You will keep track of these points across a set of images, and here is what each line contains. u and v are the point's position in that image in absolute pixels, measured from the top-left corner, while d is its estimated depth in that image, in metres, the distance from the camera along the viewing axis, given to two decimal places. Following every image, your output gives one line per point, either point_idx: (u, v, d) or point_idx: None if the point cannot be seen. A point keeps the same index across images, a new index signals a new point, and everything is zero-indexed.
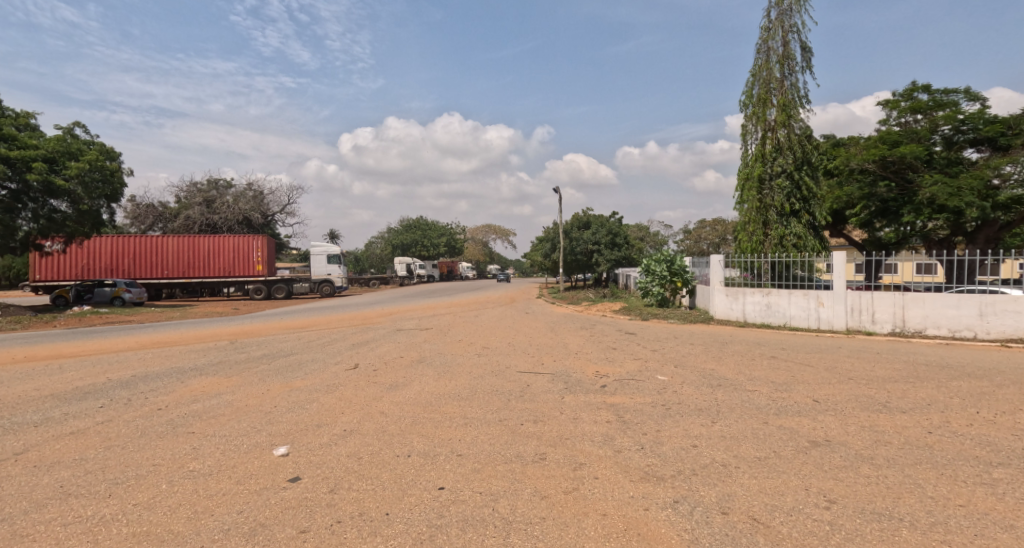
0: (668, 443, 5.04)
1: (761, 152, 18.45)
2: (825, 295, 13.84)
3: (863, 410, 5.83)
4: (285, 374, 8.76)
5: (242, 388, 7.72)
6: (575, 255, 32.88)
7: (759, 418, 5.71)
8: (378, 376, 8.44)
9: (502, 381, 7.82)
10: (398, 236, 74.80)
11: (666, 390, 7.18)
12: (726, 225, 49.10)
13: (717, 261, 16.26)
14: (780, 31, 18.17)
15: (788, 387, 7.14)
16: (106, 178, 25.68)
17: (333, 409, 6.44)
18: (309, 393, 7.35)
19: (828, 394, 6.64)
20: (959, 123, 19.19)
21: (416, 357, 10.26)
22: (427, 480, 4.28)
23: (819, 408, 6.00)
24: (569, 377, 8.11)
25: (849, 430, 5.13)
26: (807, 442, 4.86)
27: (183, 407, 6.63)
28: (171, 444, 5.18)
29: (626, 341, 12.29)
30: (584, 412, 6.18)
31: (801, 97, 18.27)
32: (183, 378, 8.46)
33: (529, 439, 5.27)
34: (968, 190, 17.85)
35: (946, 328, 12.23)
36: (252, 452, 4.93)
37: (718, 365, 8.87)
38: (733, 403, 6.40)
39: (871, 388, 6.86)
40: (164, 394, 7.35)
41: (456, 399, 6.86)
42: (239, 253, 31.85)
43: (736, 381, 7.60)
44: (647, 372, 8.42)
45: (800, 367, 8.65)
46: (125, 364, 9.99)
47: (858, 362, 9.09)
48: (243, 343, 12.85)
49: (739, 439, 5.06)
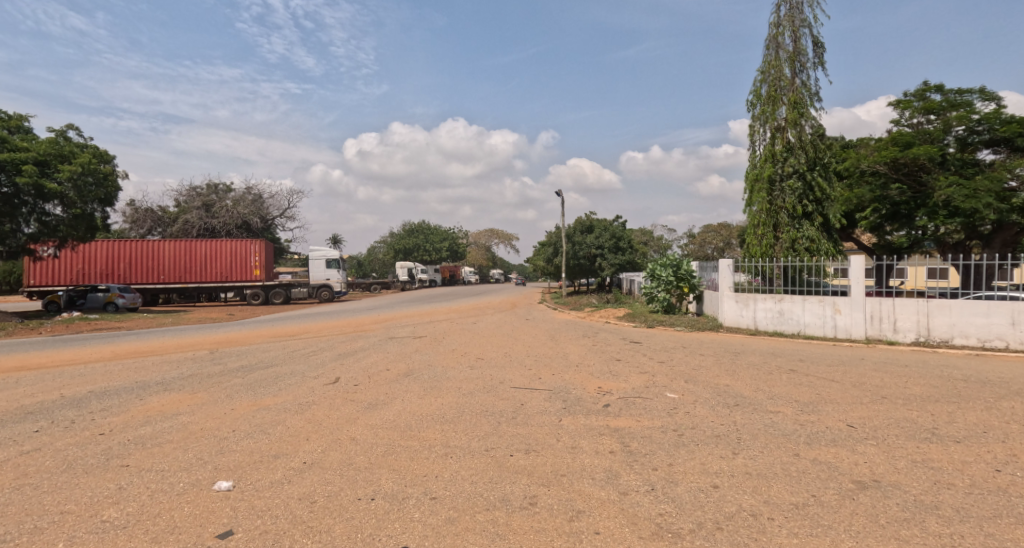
0: (684, 482, 4.22)
1: (771, 152, 17.63)
2: (841, 302, 12.99)
3: (909, 439, 5.00)
4: (257, 390, 7.98)
5: (204, 407, 6.94)
6: (578, 259, 32.00)
7: (789, 449, 4.89)
8: (357, 393, 7.62)
9: (493, 400, 7.00)
10: (400, 241, 74.05)
11: (677, 411, 6.36)
12: (731, 229, 48.38)
13: (726, 265, 15.41)
14: (790, 27, 17.39)
15: (816, 408, 6.29)
16: (100, 182, 24.92)
17: (296, 435, 5.64)
18: (276, 414, 6.54)
19: (864, 417, 5.82)
20: (974, 124, 18.37)
21: (403, 370, 9.41)
22: (388, 537, 3.48)
23: (858, 436, 5.16)
24: (568, 394, 7.29)
25: (899, 467, 4.30)
26: (852, 483, 4.04)
27: (128, 432, 5.86)
28: (95, 482, 4.39)
29: (632, 350, 11.53)
30: (584, 439, 5.38)
31: (813, 96, 17.45)
32: (143, 395, 7.69)
33: (518, 476, 4.45)
34: (984, 191, 17.01)
35: (975, 337, 11.38)
36: (185, 494, 4.14)
37: (733, 380, 8.05)
38: (754, 428, 5.59)
39: (912, 410, 6.02)
40: (115, 415, 6.60)
41: (440, 421, 6.08)
42: (237, 257, 31.10)
43: (756, 400, 6.75)
44: (655, 389, 7.58)
45: (825, 382, 7.83)
46: (89, 377, 9.24)
47: (888, 376, 8.27)
48: (222, 353, 12.04)
49: (769, 478, 4.23)
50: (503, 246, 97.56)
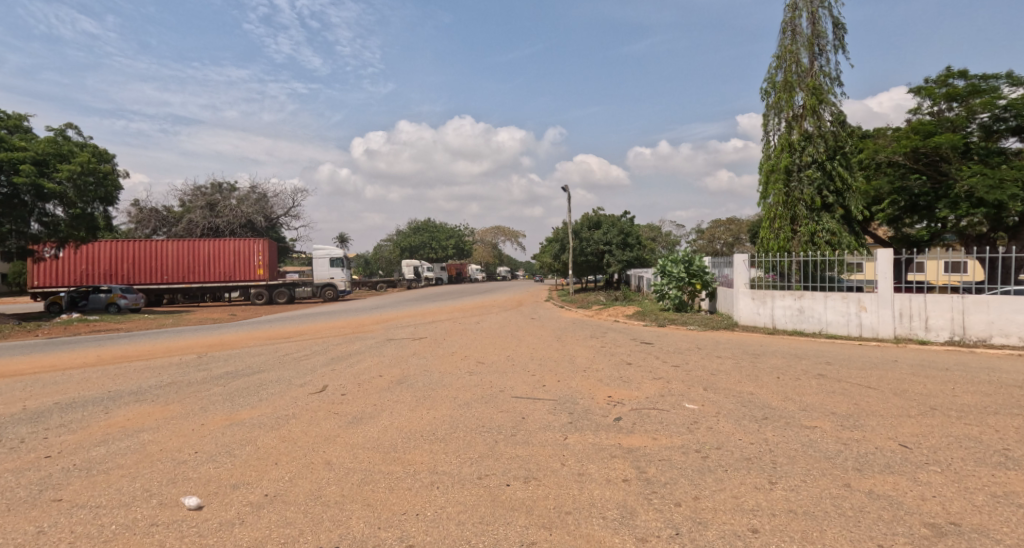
0: (716, 524, 3.49)
1: (787, 142, 16.76)
2: (867, 298, 12.12)
3: (979, 464, 4.33)
4: (236, 401, 7.26)
5: (172, 422, 6.22)
6: (586, 256, 31.17)
7: (836, 478, 4.14)
8: (343, 405, 6.90)
9: (491, 412, 6.28)
10: (406, 238, 73.32)
11: (698, 426, 5.60)
12: (741, 224, 47.43)
13: (740, 260, 14.55)
14: (807, 9, 16.50)
15: (858, 422, 5.53)
16: (100, 180, 24.20)
17: (264, 458, 4.92)
18: (248, 430, 5.82)
19: (917, 435, 5.08)
20: (1000, 111, 17.34)
21: (397, 377, 8.69)
22: None
23: (918, 460, 4.46)
24: (575, 405, 6.54)
25: (980, 505, 3.63)
26: (925, 527, 3.38)
27: (78, 454, 5.12)
28: (11, 525, 3.67)
29: (643, 352, 10.77)
30: (592, 462, 4.65)
31: (832, 81, 16.60)
32: (111, 408, 6.97)
33: (515, 514, 3.73)
34: (1011, 180, 16.02)
35: (1016, 336, 10.51)
36: (114, 541, 3.44)
37: (757, 387, 7.30)
38: (790, 448, 4.83)
39: (972, 426, 5.29)
40: (71, 432, 5.88)
41: (429, 439, 5.36)
42: (239, 257, 30.50)
43: (787, 413, 5.98)
44: (672, 398, 6.81)
45: (860, 389, 7.07)
46: (61, 386, 8.56)
47: (928, 380, 7.52)
48: (210, 358, 11.38)
49: (819, 519, 3.51)
50: (510, 244, 96.63)
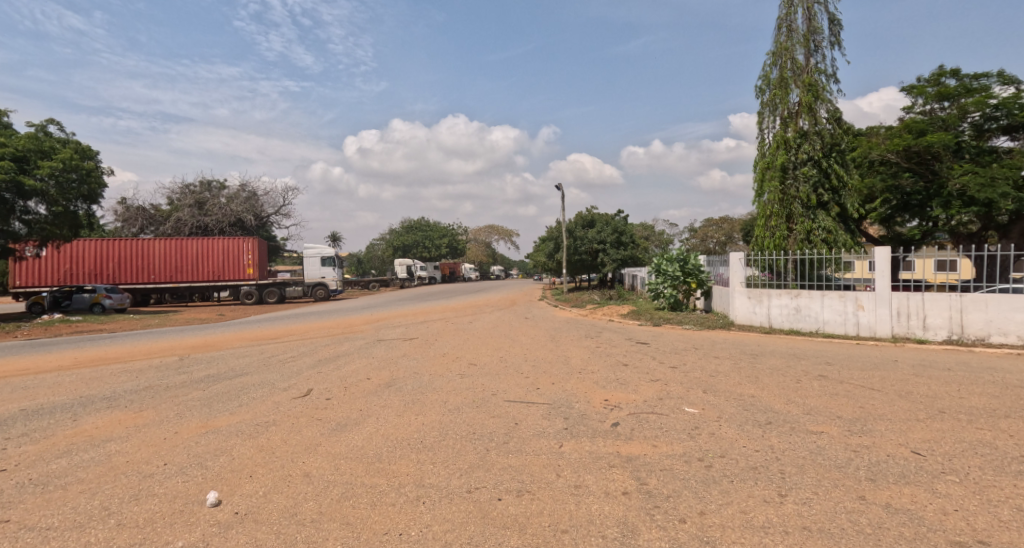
0: (724, 544, 3.22)
1: (783, 139, 16.52)
2: (864, 297, 11.92)
3: (1000, 474, 4.07)
4: (215, 407, 6.93)
5: (144, 430, 5.88)
6: (580, 255, 30.87)
7: (850, 489, 3.88)
8: (327, 410, 6.58)
9: (482, 418, 5.99)
10: (399, 237, 72.75)
11: (699, 432, 5.33)
12: (733, 223, 47.38)
13: (736, 258, 14.28)
14: (802, 5, 16.29)
15: (866, 427, 5.27)
16: (84, 178, 23.56)
17: (239, 470, 4.61)
18: (225, 439, 5.52)
19: (929, 441, 4.82)
20: (992, 110, 17.19)
21: (386, 380, 8.39)
22: None
23: (933, 468, 4.21)
24: (570, 410, 6.25)
25: (1007, 521, 3.36)
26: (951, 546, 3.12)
27: (36, 467, 4.78)
28: None
29: (639, 353, 10.52)
30: (589, 472, 4.37)
31: (828, 78, 16.37)
32: (80, 415, 6.61)
33: (506, 534, 3.43)
34: (1001, 180, 15.86)
35: (1015, 335, 10.32)
36: None
37: (758, 389, 7.06)
38: (798, 457, 4.56)
39: (984, 431, 5.05)
40: (33, 442, 5.53)
41: (416, 448, 5.06)
42: (228, 256, 30.00)
43: (791, 417, 5.72)
44: (671, 402, 6.53)
45: (863, 391, 6.84)
46: (30, 391, 8.16)
47: (931, 381, 7.30)
48: (193, 360, 11.02)
49: (836, 537, 3.24)
50: (504, 242, 96.33)
